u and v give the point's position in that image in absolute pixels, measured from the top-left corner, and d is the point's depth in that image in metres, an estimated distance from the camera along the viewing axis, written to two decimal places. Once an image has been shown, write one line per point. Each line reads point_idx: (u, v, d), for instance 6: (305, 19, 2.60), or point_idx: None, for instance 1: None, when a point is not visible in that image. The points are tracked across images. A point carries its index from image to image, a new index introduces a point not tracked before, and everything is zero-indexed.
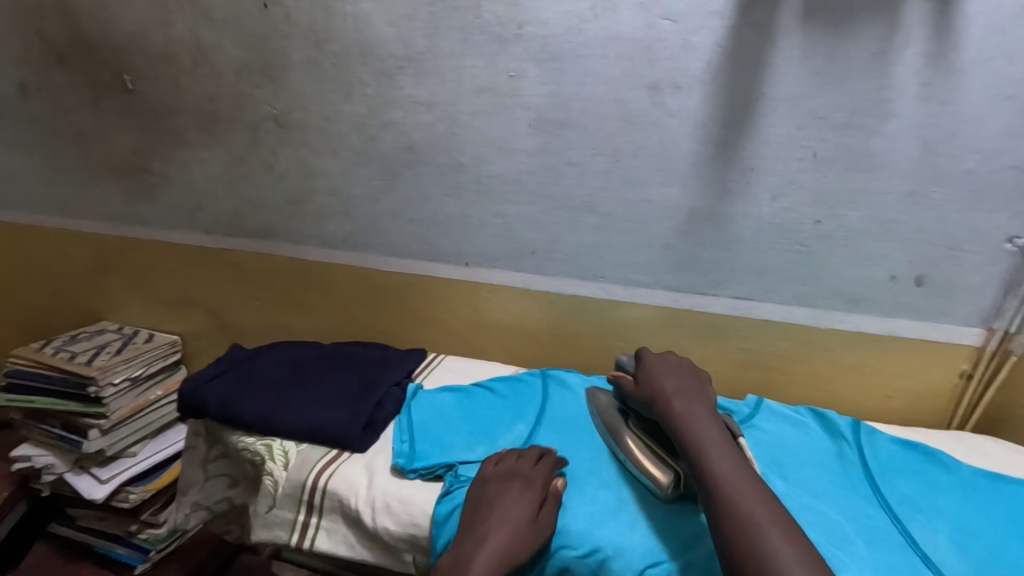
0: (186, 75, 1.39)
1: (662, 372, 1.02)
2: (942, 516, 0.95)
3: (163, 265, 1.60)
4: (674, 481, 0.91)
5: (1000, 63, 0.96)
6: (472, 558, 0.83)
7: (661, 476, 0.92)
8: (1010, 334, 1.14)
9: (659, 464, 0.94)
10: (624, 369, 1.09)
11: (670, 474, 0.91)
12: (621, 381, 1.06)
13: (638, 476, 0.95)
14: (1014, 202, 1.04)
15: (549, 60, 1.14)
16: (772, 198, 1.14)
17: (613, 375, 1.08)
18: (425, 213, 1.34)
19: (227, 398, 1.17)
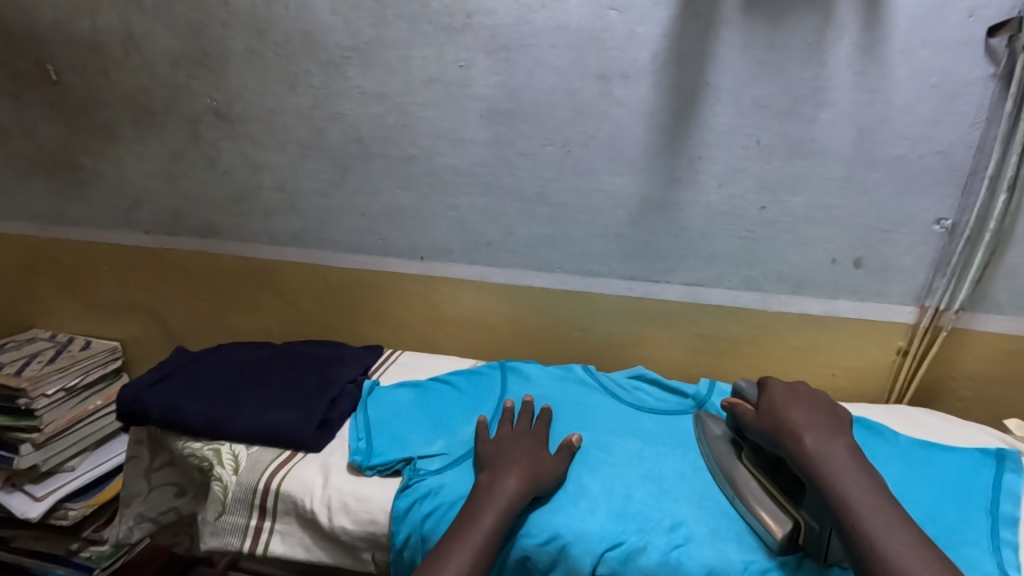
0: (115, 65, 1.11)
1: (788, 401, 0.72)
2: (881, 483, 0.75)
3: (97, 266, 1.29)
4: (794, 533, 0.64)
5: (927, 52, 0.81)
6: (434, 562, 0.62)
7: (778, 526, 0.65)
8: (941, 311, 0.93)
9: (779, 513, 0.66)
10: (744, 395, 0.79)
11: (789, 523, 0.64)
12: (736, 408, 0.76)
13: (750, 520, 0.68)
14: (942, 185, 0.87)
15: (497, 49, 0.93)
16: (719, 185, 0.93)
17: (727, 402, 0.79)
18: (376, 206, 1.09)
19: (171, 402, 0.89)
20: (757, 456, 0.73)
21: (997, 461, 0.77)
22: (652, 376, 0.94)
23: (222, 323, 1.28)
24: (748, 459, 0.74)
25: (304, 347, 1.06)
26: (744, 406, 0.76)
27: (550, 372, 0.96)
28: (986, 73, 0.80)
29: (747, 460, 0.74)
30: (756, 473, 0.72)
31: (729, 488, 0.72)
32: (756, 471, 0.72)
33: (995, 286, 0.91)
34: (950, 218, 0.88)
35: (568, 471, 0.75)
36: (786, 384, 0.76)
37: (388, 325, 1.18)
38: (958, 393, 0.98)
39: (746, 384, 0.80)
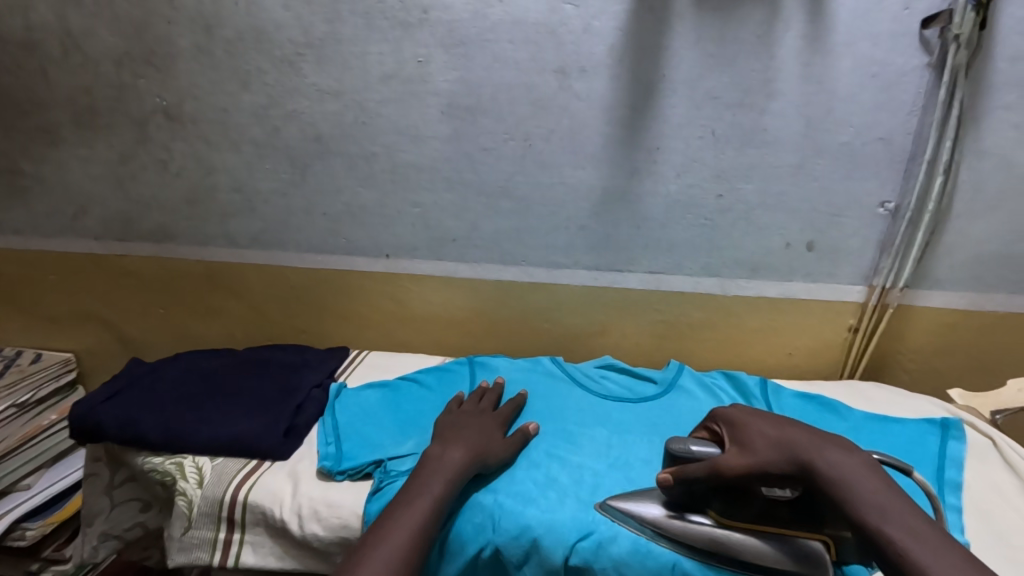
0: (53, 65, 1.06)
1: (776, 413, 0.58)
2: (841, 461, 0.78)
3: (43, 276, 1.24)
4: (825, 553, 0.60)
5: (867, 45, 0.84)
6: (389, 539, 0.59)
7: (814, 555, 0.60)
8: (887, 289, 0.98)
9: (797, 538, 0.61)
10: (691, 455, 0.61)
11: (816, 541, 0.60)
12: (689, 471, 0.60)
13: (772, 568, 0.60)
14: (885, 169, 0.91)
15: (453, 45, 0.93)
16: (677, 174, 0.95)
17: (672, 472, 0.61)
18: (339, 205, 1.08)
19: (126, 416, 0.85)
20: (728, 507, 0.62)
21: (942, 430, 0.81)
22: (620, 365, 0.96)
23: (182, 331, 1.24)
24: (717, 511, 0.62)
25: (266, 352, 1.02)
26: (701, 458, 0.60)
27: (517, 365, 0.96)
28: (922, 62, 0.84)
29: (719, 520, 0.62)
30: (742, 525, 0.62)
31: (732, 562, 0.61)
32: (743, 526, 0.62)
33: (935, 264, 0.97)
34: (893, 201, 0.93)
35: (551, 474, 0.74)
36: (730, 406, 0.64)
37: (355, 325, 1.17)
38: (904, 365, 1.04)
39: (682, 444, 0.62)
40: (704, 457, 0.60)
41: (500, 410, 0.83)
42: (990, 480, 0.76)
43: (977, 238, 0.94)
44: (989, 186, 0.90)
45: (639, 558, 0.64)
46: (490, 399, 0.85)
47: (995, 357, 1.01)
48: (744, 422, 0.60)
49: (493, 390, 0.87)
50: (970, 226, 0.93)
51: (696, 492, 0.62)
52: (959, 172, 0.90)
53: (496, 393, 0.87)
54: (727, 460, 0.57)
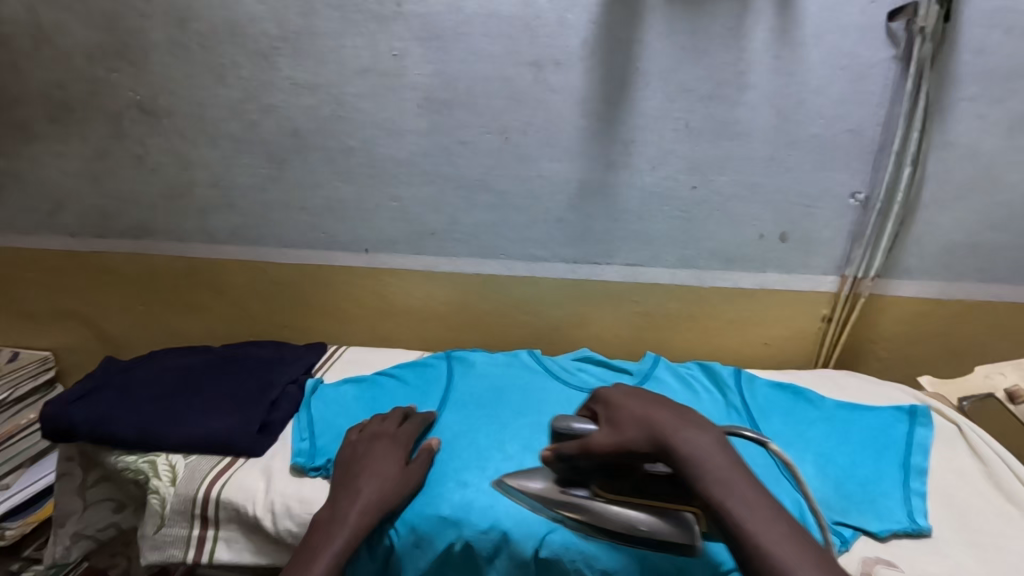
0: (25, 58, 1.05)
1: None
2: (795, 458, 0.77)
3: (20, 273, 1.23)
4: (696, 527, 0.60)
5: (835, 37, 0.86)
6: None
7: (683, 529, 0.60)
8: (859, 279, 1.00)
9: (670, 515, 0.61)
10: (571, 433, 0.62)
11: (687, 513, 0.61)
12: (565, 448, 0.61)
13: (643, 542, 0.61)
14: (855, 160, 0.92)
15: (429, 38, 0.93)
16: (652, 166, 0.96)
17: (553, 448, 0.62)
18: (317, 200, 1.08)
19: (97, 414, 0.84)
20: (607, 480, 0.62)
21: (910, 416, 0.83)
22: (598, 358, 0.97)
23: (162, 328, 1.24)
24: (598, 488, 0.63)
25: (241, 350, 1.01)
26: (575, 439, 0.61)
27: (494, 359, 0.96)
28: (889, 55, 0.86)
29: (599, 493, 0.62)
30: (620, 499, 0.62)
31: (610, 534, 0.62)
32: (621, 500, 0.62)
33: (906, 254, 0.98)
34: (863, 192, 0.94)
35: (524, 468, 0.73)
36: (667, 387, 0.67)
37: (336, 320, 1.18)
38: (876, 353, 1.06)
39: (564, 423, 0.62)
40: (581, 435, 0.61)
41: (403, 428, 0.79)
42: (956, 466, 0.78)
43: (945, 228, 0.96)
44: (956, 177, 0.92)
45: (609, 547, 0.64)
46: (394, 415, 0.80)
47: (964, 345, 1.03)
48: (617, 402, 0.61)
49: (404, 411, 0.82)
50: (939, 217, 0.95)
51: (578, 467, 0.62)
52: (927, 163, 0.91)
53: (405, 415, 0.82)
54: (597, 440, 0.59)
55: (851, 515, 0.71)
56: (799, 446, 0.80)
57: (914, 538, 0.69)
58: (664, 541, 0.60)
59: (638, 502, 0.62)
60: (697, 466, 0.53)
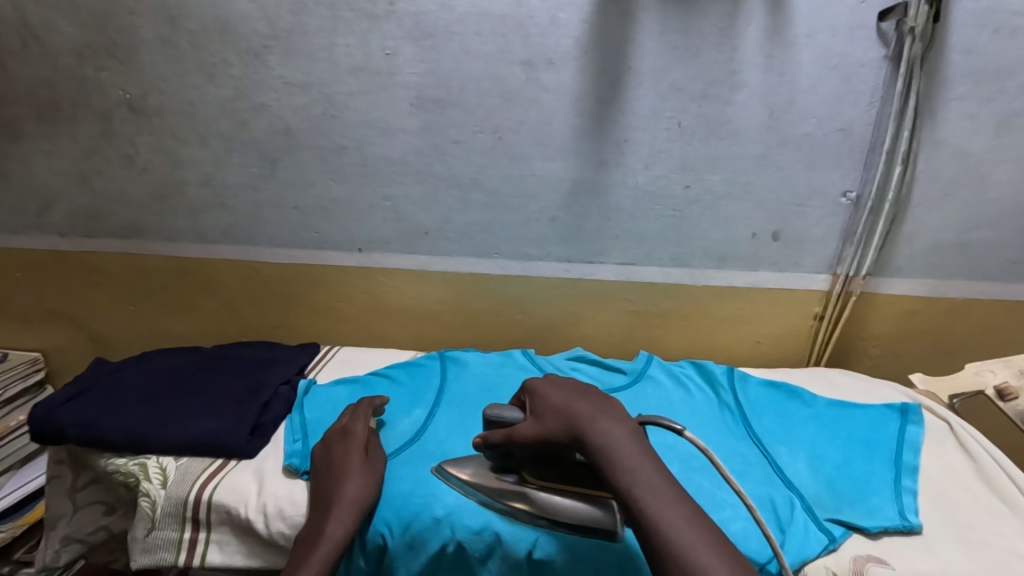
0: (12, 57, 1.04)
1: None
2: (782, 456, 0.79)
3: (9, 274, 1.22)
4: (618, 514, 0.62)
5: (826, 36, 0.86)
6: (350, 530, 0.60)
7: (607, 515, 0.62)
8: (851, 277, 1.00)
9: (595, 502, 0.63)
10: (499, 421, 0.64)
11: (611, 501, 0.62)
12: (492, 437, 0.64)
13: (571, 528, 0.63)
14: (847, 159, 0.93)
15: (421, 37, 0.93)
16: (645, 165, 0.96)
17: (482, 436, 0.65)
18: (308, 199, 1.07)
19: (86, 417, 0.83)
20: (538, 467, 0.65)
21: (901, 415, 0.84)
22: (592, 357, 0.97)
23: (152, 328, 1.23)
24: (532, 476, 0.66)
25: (232, 351, 1.00)
26: (502, 427, 0.63)
27: (488, 359, 0.95)
28: (879, 55, 0.86)
29: (530, 479, 0.66)
30: (549, 485, 0.65)
31: (535, 518, 0.65)
32: (550, 486, 0.65)
33: (897, 252, 0.99)
34: (854, 191, 0.95)
35: None
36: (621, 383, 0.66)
37: (328, 320, 1.17)
38: (868, 351, 1.07)
39: (493, 412, 0.64)
40: (508, 422, 0.63)
41: (356, 413, 0.79)
42: (946, 463, 0.79)
43: (935, 227, 0.96)
44: (946, 176, 0.93)
45: (602, 547, 0.64)
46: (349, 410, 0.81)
47: (954, 342, 1.04)
48: (541, 391, 0.63)
49: (371, 401, 0.82)
50: (928, 216, 0.96)
51: (508, 454, 0.65)
52: (917, 162, 0.92)
53: (373, 408, 0.82)
54: (522, 430, 0.61)
55: (843, 513, 0.71)
56: (792, 446, 0.81)
57: (906, 535, 0.69)
58: (586, 524, 0.62)
59: (567, 489, 0.64)
60: (650, 460, 0.54)
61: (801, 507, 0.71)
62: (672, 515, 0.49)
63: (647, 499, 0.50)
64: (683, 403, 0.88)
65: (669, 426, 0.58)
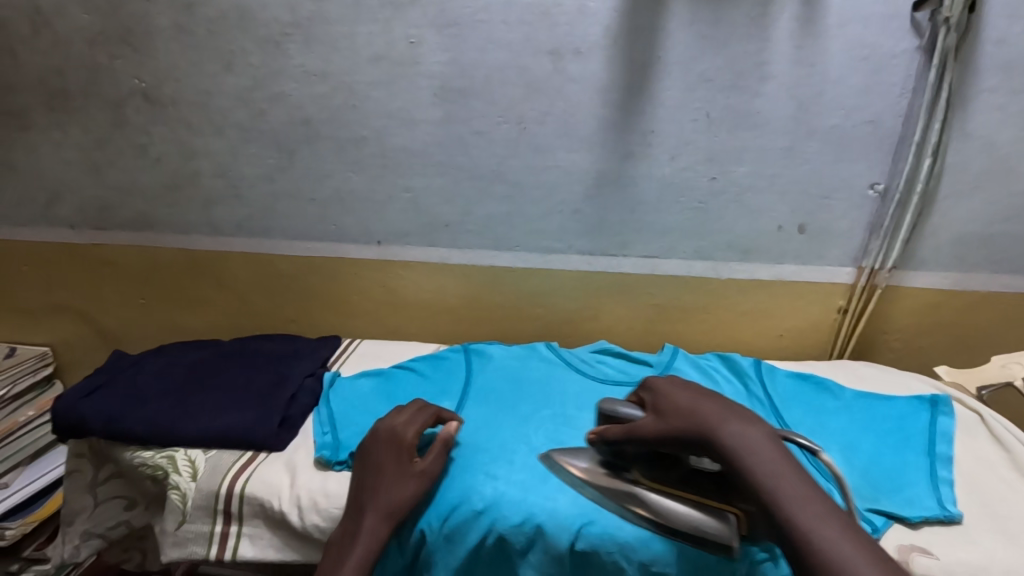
0: (22, 44, 1.01)
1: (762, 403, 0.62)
2: (828, 453, 0.77)
3: (17, 267, 1.19)
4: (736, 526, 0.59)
5: (858, 26, 0.85)
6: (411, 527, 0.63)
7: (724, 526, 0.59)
8: (876, 271, 1.00)
9: (714, 512, 0.61)
10: (618, 416, 0.66)
11: (731, 513, 0.60)
12: (609, 433, 0.65)
13: (687, 535, 0.61)
14: (874, 151, 0.92)
15: (446, 25, 0.91)
16: (671, 157, 0.95)
17: (598, 430, 0.66)
18: (327, 191, 1.05)
19: (111, 410, 0.81)
20: (653, 470, 0.66)
21: (931, 406, 0.83)
22: (616, 350, 0.96)
23: (164, 323, 1.21)
24: (645, 477, 0.65)
25: (251, 345, 0.98)
26: (620, 423, 0.65)
27: (512, 352, 0.94)
28: (911, 45, 0.85)
29: (644, 480, 0.65)
30: (664, 488, 0.64)
31: (646, 519, 0.63)
32: (663, 489, 0.64)
33: (921, 246, 0.99)
34: (882, 183, 0.94)
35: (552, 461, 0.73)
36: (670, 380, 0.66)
37: (344, 314, 1.16)
38: (889, 345, 1.07)
39: (617, 409, 0.66)
40: (626, 418, 0.66)
41: (419, 415, 0.75)
42: (977, 453, 0.79)
43: (961, 219, 0.96)
44: (972, 168, 0.92)
45: (647, 537, 0.63)
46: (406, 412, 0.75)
47: (976, 335, 1.04)
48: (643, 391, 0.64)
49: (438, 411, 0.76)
50: (955, 208, 0.96)
51: (622, 452, 0.66)
52: (946, 154, 0.92)
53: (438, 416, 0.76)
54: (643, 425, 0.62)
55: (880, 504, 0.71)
56: (823, 437, 0.80)
57: (945, 525, 0.69)
58: (701, 534, 0.60)
59: (682, 494, 0.63)
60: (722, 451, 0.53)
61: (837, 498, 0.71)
62: (808, 521, 0.46)
63: (790, 506, 0.48)
64: None
65: (804, 445, 0.60)
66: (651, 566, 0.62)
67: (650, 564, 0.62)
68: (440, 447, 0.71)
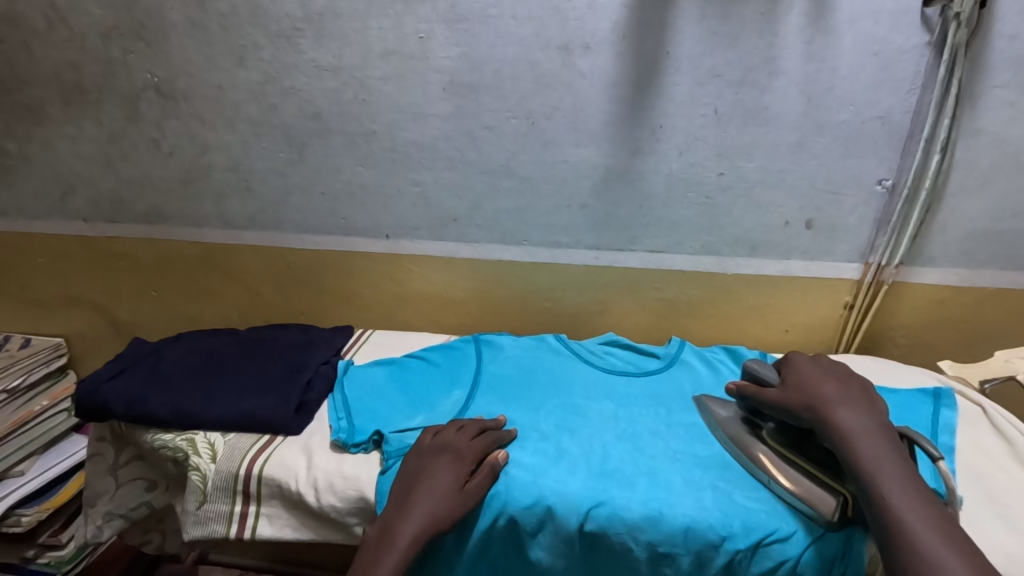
0: (37, 38, 1.03)
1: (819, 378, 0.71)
2: None
3: (32, 259, 1.21)
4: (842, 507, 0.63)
5: (868, 22, 0.85)
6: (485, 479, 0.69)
7: (826, 505, 0.63)
8: (883, 266, 1.00)
9: (825, 489, 0.64)
10: (758, 376, 0.76)
11: (836, 498, 0.63)
12: (748, 390, 0.75)
13: (787, 497, 0.66)
14: (882, 148, 0.92)
15: (457, 20, 0.92)
16: (680, 152, 0.96)
17: (738, 386, 0.77)
18: (337, 184, 1.06)
19: (133, 394, 0.83)
20: (783, 435, 0.72)
21: (934, 398, 0.85)
22: (625, 341, 0.97)
23: (176, 314, 1.23)
24: (773, 439, 0.72)
25: (270, 332, 1.01)
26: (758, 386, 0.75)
27: (521, 343, 0.96)
28: (922, 41, 0.85)
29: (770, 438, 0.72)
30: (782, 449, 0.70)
31: (762, 472, 0.69)
32: (782, 450, 0.70)
33: (929, 242, 0.99)
34: (890, 179, 0.94)
35: (561, 448, 0.74)
36: (808, 358, 0.75)
37: (353, 306, 1.17)
38: (895, 341, 1.07)
39: (767, 372, 0.75)
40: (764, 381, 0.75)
41: (476, 441, 0.72)
42: (979, 444, 0.79)
43: (971, 215, 0.96)
44: (982, 164, 0.92)
45: (653, 520, 0.65)
46: (470, 430, 0.74)
47: (982, 329, 1.04)
48: None
49: (499, 436, 0.74)
50: (964, 204, 0.96)
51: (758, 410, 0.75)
52: (955, 150, 0.92)
53: (497, 439, 0.74)
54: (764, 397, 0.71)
55: None
56: None
57: None
58: (800, 497, 0.65)
59: (795, 459, 0.69)
60: None
61: None
62: None
63: None
64: (719, 385, 0.88)
65: (927, 449, 0.67)
66: (658, 547, 0.64)
67: (657, 544, 0.64)
68: (488, 472, 0.69)
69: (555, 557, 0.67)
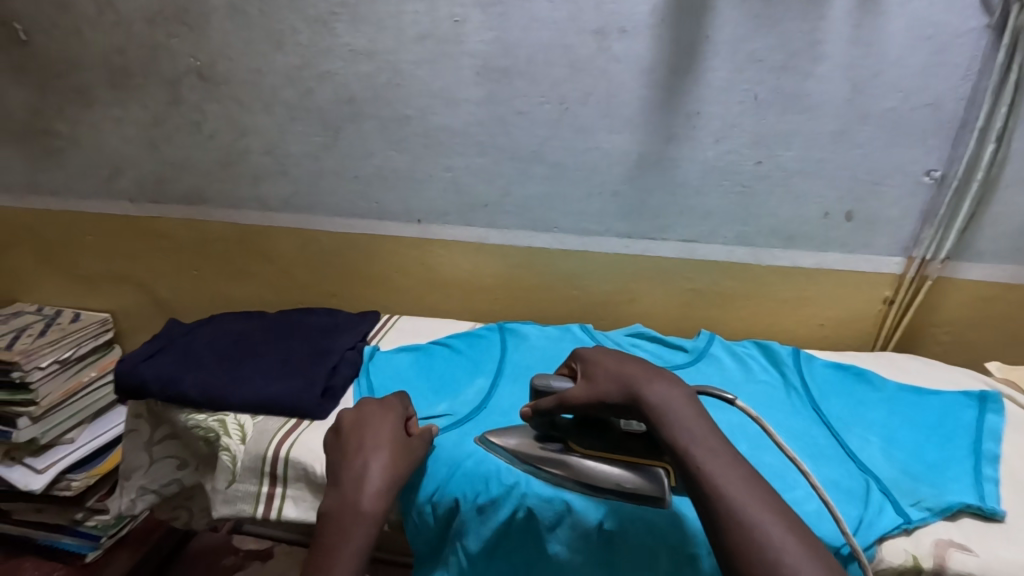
0: (87, 24, 1.06)
1: None
2: (873, 448, 0.76)
3: (81, 237, 1.27)
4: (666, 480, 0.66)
5: (921, 2, 0.81)
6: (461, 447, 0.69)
7: (655, 487, 0.65)
8: (927, 261, 0.96)
9: (642, 471, 0.67)
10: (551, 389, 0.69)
11: (659, 469, 0.67)
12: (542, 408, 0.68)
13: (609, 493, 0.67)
14: (931, 137, 0.88)
15: (492, 4, 0.91)
16: (716, 140, 0.93)
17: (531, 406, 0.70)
18: (369, 169, 1.08)
19: (169, 375, 0.87)
20: (583, 438, 0.70)
21: (979, 402, 0.81)
22: (651, 334, 0.96)
23: (213, 294, 1.27)
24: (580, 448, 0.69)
25: (299, 317, 1.04)
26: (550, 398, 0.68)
27: (547, 333, 0.96)
28: (980, 24, 0.81)
29: (575, 448, 0.70)
30: (593, 454, 0.69)
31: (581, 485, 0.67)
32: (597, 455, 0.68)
33: (978, 236, 0.95)
34: (939, 169, 0.90)
35: None
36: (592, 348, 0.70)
37: (383, 290, 1.19)
38: (937, 337, 1.03)
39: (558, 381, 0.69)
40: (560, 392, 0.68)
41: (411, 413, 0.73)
42: None
43: None
44: None
45: (670, 521, 0.65)
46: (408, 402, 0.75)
47: None
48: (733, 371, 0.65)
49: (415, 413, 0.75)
50: (1020, 195, 0.91)
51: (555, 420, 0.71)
52: (1012, 139, 0.87)
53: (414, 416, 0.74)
54: (574, 394, 0.65)
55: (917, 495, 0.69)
56: (860, 428, 0.79)
57: (987, 520, 0.67)
58: (631, 491, 0.66)
59: (611, 457, 0.68)
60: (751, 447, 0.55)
61: (877, 488, 0.69)
62: None
63: None
64: (748, 381, 0.87)
65: (721, 395, 0.63)
66: (679, 548, 0.64)
67: (678, 546, 0.64)
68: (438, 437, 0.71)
69: (572, 552, 0.67)
